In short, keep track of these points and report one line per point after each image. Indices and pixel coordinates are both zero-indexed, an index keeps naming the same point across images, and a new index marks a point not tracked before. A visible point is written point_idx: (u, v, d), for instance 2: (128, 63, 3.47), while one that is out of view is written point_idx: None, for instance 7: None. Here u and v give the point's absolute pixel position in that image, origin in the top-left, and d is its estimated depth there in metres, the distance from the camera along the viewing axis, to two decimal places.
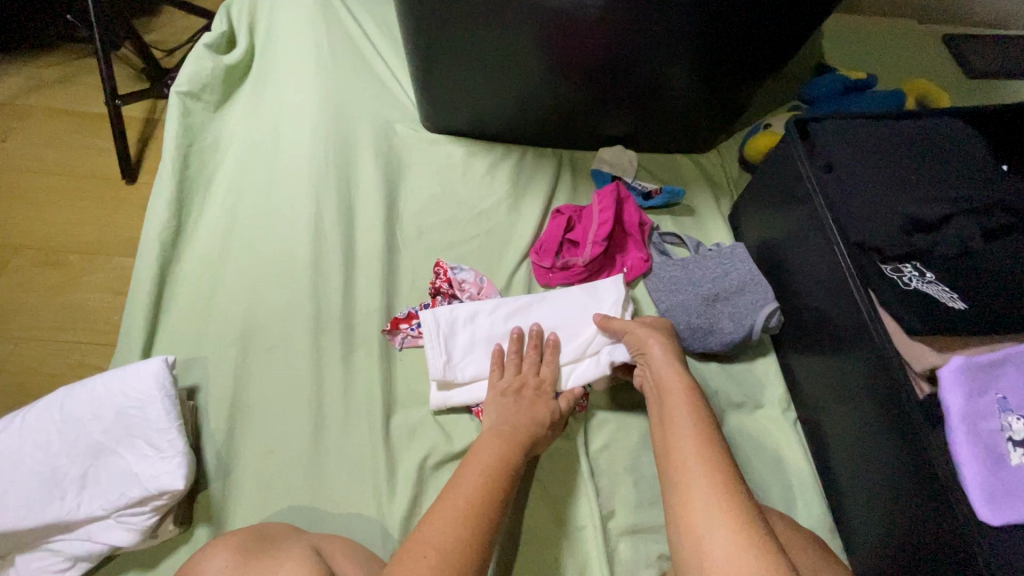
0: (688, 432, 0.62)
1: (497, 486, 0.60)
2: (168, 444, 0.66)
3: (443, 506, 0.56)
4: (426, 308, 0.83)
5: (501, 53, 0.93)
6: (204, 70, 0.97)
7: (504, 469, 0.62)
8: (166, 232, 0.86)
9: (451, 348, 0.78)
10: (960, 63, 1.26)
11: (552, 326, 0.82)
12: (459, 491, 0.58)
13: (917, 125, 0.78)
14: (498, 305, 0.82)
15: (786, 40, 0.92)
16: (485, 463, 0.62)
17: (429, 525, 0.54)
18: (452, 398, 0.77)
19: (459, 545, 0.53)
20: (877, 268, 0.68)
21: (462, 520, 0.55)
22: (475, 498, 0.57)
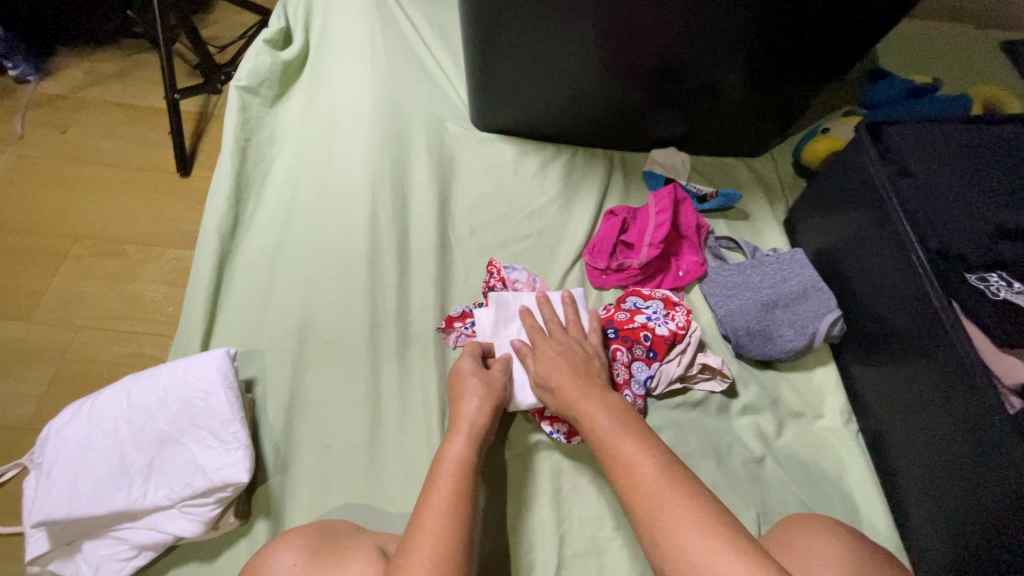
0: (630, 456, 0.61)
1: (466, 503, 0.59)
2: (232, 436, 0.66)
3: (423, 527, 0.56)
4: (480, 306, 0.82)
5: (559, 53, 0.92)
6: (262, 66, 0.98)
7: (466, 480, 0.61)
8: (224, 225, 0.87)
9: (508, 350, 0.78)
10: (1020, 69, 1.23)
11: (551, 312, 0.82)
12: (433, 512, 0.57)
13: (996, 131, 0.75)
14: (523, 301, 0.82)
15: (852, 43, 0.90)
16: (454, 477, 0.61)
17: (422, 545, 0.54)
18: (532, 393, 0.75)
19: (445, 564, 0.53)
20: (961, 277, 0.66)
21: (443, 538, 0.54)
22: (449, 516, 0.57)
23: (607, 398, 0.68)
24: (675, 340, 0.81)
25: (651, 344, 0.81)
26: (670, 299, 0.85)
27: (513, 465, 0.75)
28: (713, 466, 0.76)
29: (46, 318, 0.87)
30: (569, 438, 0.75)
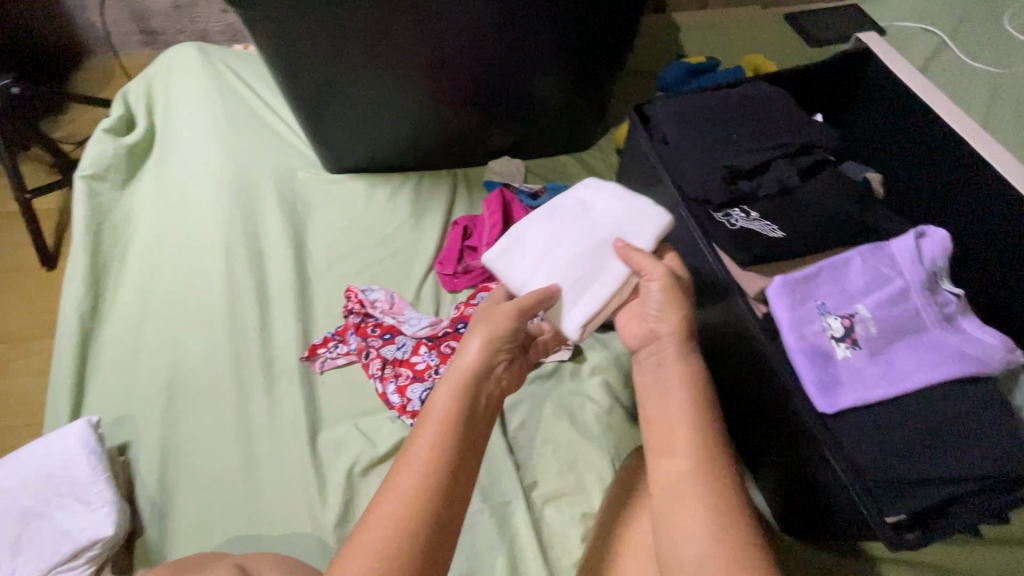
0: (681, 430, 0.58)
1: (457, 446, 0.56)
2: (96, 496, 0.69)
3: (403, 471, 0.53)
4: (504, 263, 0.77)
5: (379, 94, 1.02)
6: (105, 152, 1.04)
7: (459, 421, 0.57)
8: (83, 305, 0.91)
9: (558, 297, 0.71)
10: (803, 35, 1.42)
11: (542, 251, 0.74)
12: (418, 452, 0.54)
13: (738, 91, 0.88)
14: (526, 251, 0.74)
15: (626, 42, 1.04)
16: (448, 414, 0.58)
17: (397, 487, 0.52)
18: (580, 319, 0.69)
19: (423, 519, 0.50)
20: (710, 214, 0.77)
21: (422, 485, 0.52)
22: (433, 457, 0.54)
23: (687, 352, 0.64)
24: None
25: None
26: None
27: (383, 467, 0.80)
28: (568, 427, 0.84)
29: None
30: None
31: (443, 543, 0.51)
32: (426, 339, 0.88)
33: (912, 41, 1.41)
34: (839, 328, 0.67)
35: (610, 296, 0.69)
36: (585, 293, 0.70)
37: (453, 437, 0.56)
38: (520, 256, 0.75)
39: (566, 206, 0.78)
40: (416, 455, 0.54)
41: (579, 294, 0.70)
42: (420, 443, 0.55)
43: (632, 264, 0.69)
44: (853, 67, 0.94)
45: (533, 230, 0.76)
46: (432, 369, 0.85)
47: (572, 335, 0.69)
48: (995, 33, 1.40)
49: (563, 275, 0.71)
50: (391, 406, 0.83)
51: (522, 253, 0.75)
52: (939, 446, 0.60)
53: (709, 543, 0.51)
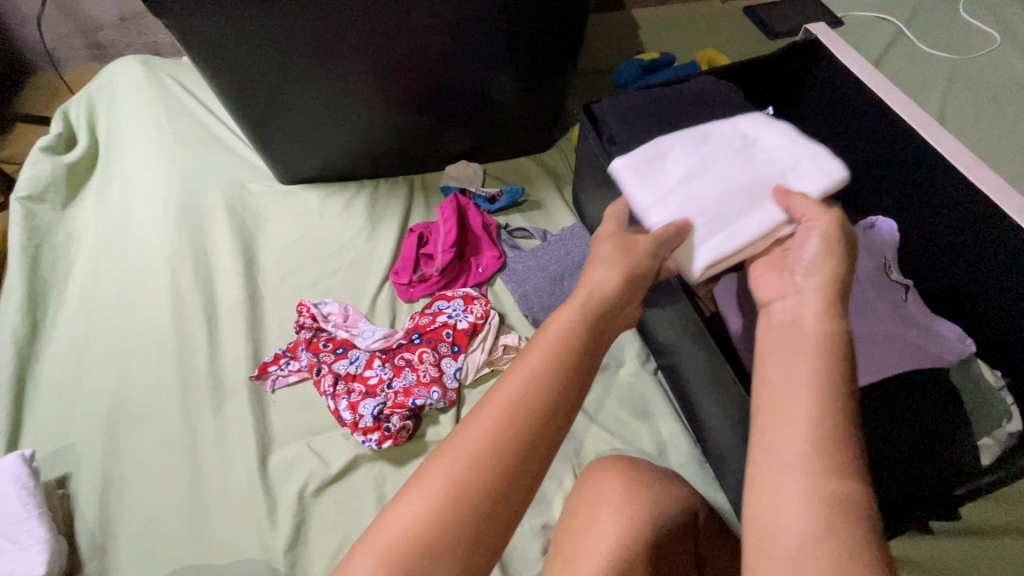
0: (813, 395, 0.39)
1: (564, 382, 0.46)
2: (28, 534, 0.66)
3: (495, 399, 0.44)
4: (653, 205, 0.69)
5: (326, 102, 1.00)
6: (43, 172, 1.00)
7: (575, 358, 0.48)
8: (21, 332, 0.87)
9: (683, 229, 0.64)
10: (761, 28, 1.42)
11: (687, 179, 0.67)
12: (528, 375, 0.45)
13: (686, 86, 0.86)
14: (676, 174, 0.68)
15: (577, 41, 1.02)
16: (565, 344, 0.48)
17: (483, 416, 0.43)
18: (708, 260, 0.61)
19: (509, 457, 0.41)
20: None
21: (516, 417, 0.43)
22: (535, 390, 0.44)
23: (829, 312, 0.44)
24: (475, 330, 0.88)
25: (454, 338, 0.87)
26: (469, 295, 0.92)
27: (336, 487, 0.77)
28: None
29: None
30: (381, 443, 0.78)
31: (524, 488, 0.41)
32: (380, 351, 0.86)
33: (872, 30, 1.41)
34: None
35: (751, 241, 0.60)
36: (722, 230, 0.62)
37: (562, 373, 0.46)
38: (676, 179, 0.67)
39: (717, 135, 0.72)
40: (519, 379, 0.45)
41: (711, 229, 0.62)
42: (527, 369, 0.46)
43: (791, 206, 0.58)
44: (803, 58, 0.93)
45: (680, 152, 0.70)
46: (385, 383, 0.82)
47: (699, 270, 0.61)
48: (950, 19, 1.41)
49: (695, 207, 0.64)
50: (344, 424, 0.81)
51: (670, 177, 0.68)
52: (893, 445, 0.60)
53: (806, 542, 0.34)
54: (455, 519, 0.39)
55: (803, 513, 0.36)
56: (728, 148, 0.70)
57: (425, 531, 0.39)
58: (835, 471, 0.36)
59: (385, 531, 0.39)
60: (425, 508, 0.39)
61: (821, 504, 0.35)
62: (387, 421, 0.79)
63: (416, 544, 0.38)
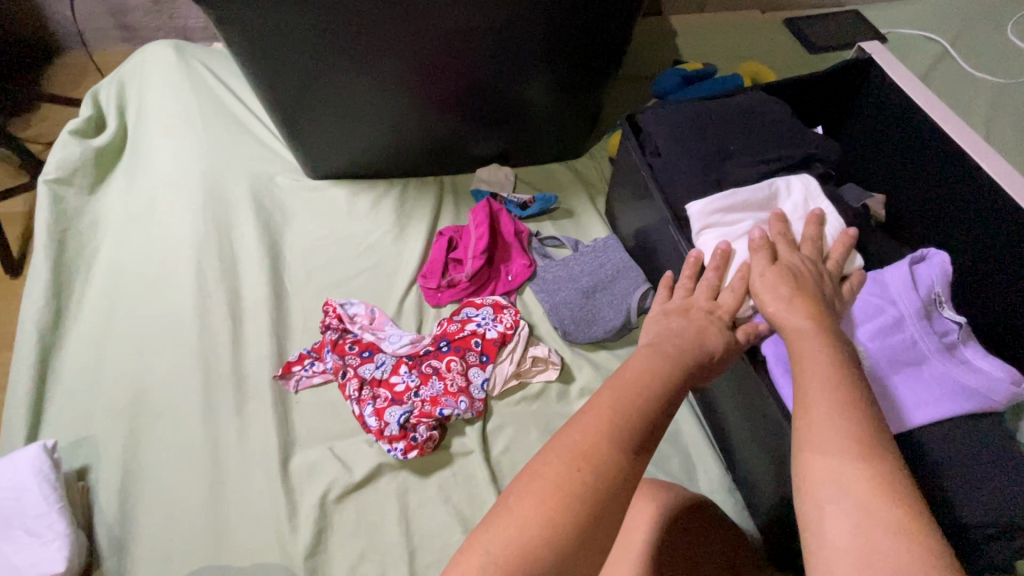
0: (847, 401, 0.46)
1: (646, 406, 0.48)
2: (47, 529, 0.65)
3: (575, 425, 0.46)
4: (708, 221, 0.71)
5: (360, 97, 0.98)
6: (72, 155, 0.98)
7: (655, 384, 0.50)
8: (44, 317, 0.85)
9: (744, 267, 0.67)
10: (802, 41, 1.39)
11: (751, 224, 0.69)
12: (607, 400, 0.48)
13: (735, 101, 0.84)
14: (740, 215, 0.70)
15: (617, 48, 1.00)
16: (641, 373, 0.51)
17: (566, 439, 0.45)
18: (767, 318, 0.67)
19: (601, 472, 0.42)
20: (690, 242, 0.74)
21: (602, 434, 0.44)
22: (618, 413, 0.46)
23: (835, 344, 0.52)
24: (504, 340, 0.86)
25: (483, 348, 0.85)
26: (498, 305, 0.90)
27: (361, 494, 0.76)
28: None
29: None
30: (406, 453, 0.76)
31: (623, 493, 0.43)
32: (406, 357, 0.85)
33: (915, 49, 1.38)
34: None
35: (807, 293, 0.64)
36: None
37: (652, 385, 0.50)
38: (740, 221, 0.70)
39: (782, 188, 0.72)
40: (600, 403, 0.47)
41: None
42: (607, 397, 0.48)
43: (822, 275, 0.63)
44: (854, 79, 0.91)
45: (750, 199, 0.71)
46: (412, 392, 0.81)
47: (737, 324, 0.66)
48: (998, 41, 1.37)
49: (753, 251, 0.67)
50: (367, 429, 0.79)
51: (735, 218, 0.70)
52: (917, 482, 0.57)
53: (851, 516, 0.39)
54: (559, 530, 0.39)
55: (841, 499, 0.40)
56: (789, 207, 0.71)
57: (527, 548, 0.38)
58: (872, 465, 0.41)
59: (491, 548, 0.39)
60: (520, 529, 0.39)
61: (854, 492, 0.40)
62: (413, 430, 0.77)
63: (515, 562, 0.38)
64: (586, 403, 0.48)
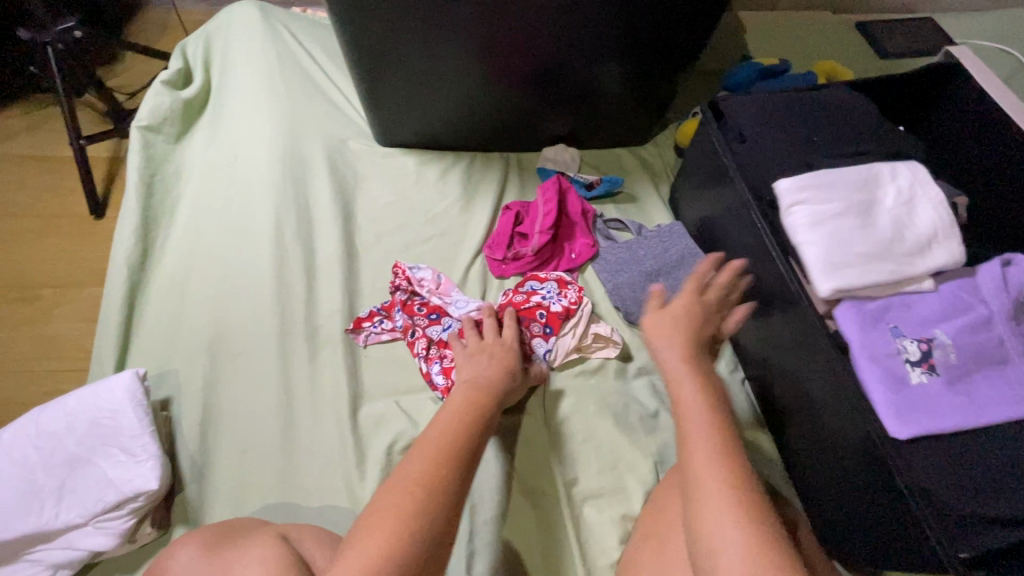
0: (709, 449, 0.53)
1: (467, 433, 0.61)
2: (142, 449, 0.69)
3: (414, 456, 0.57)
4: (808, 195, 0.69)
5: (440, 69, 0.99)
6: (162, 105, 1.04)
7: (475, 413, 0.64)
8: (133, 256, 0.91)
9: (841, 244, 0.66)
10: (873, 45, 1.37)
11: (850, 205, 0.69)
12: (433, 436, 0.60)
13: (819, 95, 0.84)
14: (842, 194, 0.69)
15: (699, 38, 1.00)
16: (457, 410, 0.65)
17: (410, 467, 0.56)
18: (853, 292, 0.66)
19: (441, 488, 0.54)
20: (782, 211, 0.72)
21: (436, 461, 0.56)
22: (447, 442, 0.59)
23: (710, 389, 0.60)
24: (569, 315, 0.87)
25: (547, 320, 0.86)
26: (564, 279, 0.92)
27: None
28: (611, 426, 0.83)
29: None
30: None
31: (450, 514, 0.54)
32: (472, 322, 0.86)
33: (991, 61, 1.35)
34: (915, 352, 0.63)
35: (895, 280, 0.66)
36: (874, 270, 0.65)
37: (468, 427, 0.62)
38: (840, 199, 0.69)
39: (886, 173, 0.72)
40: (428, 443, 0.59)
41: (866, 264, 0.65)
42: (435, 432, 0.61)
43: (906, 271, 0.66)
44: (940, 84, 0.90)
45: (847, 179, 0.70)
46: None
47: (819, 294, 0.65)
48: None
49: (851, 231, 0.67)
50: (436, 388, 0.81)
51: (837, 195, 0.69)
52: (1005, 497, 0.57)
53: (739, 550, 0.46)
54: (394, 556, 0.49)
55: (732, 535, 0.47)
56: (891, 192, 0.71)
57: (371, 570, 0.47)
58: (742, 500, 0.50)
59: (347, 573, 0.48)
60: (383, 545, 0.49)
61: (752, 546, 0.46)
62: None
63: None
64: (420, 438, 0.60)
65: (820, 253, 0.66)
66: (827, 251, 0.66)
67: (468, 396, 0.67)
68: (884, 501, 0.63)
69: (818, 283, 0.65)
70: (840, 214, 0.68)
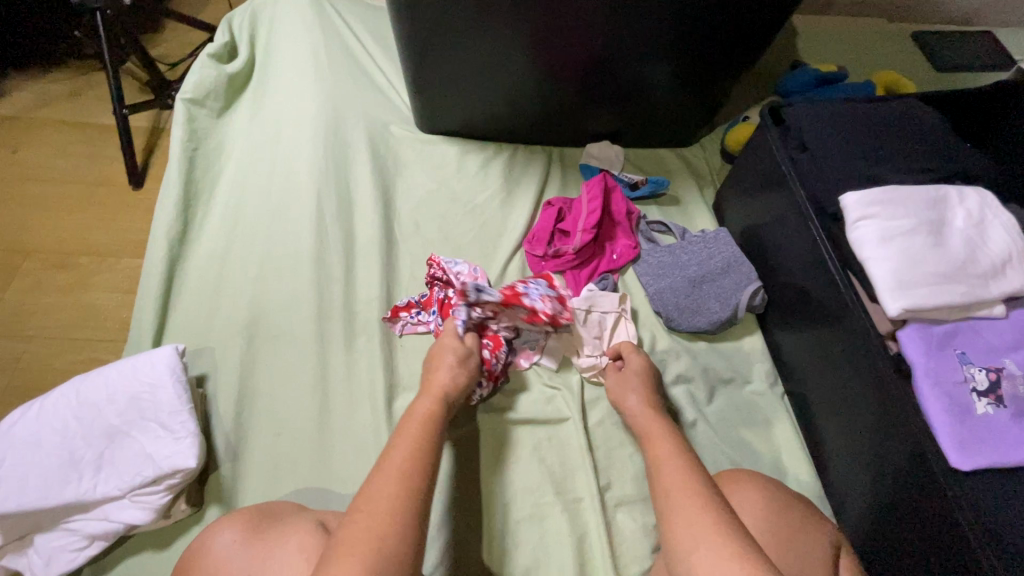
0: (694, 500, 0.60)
1: (429, 451, 0.62)
2: (180, 426, 0.69)
3: (381, 474, 0.58)
4: (874, 212, 0.68)
5: (490, 58, 0.97)
6: (207, 78, 1.03)
7: (432, 427, 0.65)
8: (173, 230, 0.90)
9: (910, 263, 0.64)
10: (930, 56, 1.32)
11: (920, 224, 0.67)
12: (396, 454, 0.61)
13: (886, 106, 0.82)
14: (910, 212, 0.67)
15: (759, 41, 0.96)
16: (417, 428, 0.65)
17: (378, 486, 0.57)
18: (921, 313, 0.64)
19: (407, 501, 0.55)
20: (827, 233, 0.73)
21: (403, 480, 0.57)
22: (410, 465, 0.59)
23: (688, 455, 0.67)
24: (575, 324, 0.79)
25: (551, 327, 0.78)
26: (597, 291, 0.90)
27: (460, 441, 0.79)
28: None
29: None
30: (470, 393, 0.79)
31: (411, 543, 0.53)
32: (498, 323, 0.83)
33: None
34: (982, 381, 0.63)
35: (965, 303, 0.64)
36: (945, 292, 0.63)
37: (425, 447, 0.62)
38: (908, 218, 0.67)
39: (954, 195, 0.70)
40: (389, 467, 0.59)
41: (937, 285, 0.63)
42: (400, 451, 0.61)
43: (977, 294, 0.64)
44: (1013, 103, 0.87)
45: (914, 196, 0.69)
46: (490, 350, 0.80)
47: (888, 313, 0.64)
48: None
49: (920, 250, 0.65)
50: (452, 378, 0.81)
51: (904, 214, 0.67)
52: None
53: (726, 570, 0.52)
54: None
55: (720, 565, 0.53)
56: (961, 213, 0.69)
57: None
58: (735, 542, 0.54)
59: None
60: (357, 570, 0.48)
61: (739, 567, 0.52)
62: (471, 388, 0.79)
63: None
64: (384, 457, 0.61)
65: (890, 270, 0.64)
66: (897, 268, 0.64)
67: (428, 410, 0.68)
68: (935, 534, 0.62)
69: (887, 302, 0.64)
70: (910, 231, 0.66)
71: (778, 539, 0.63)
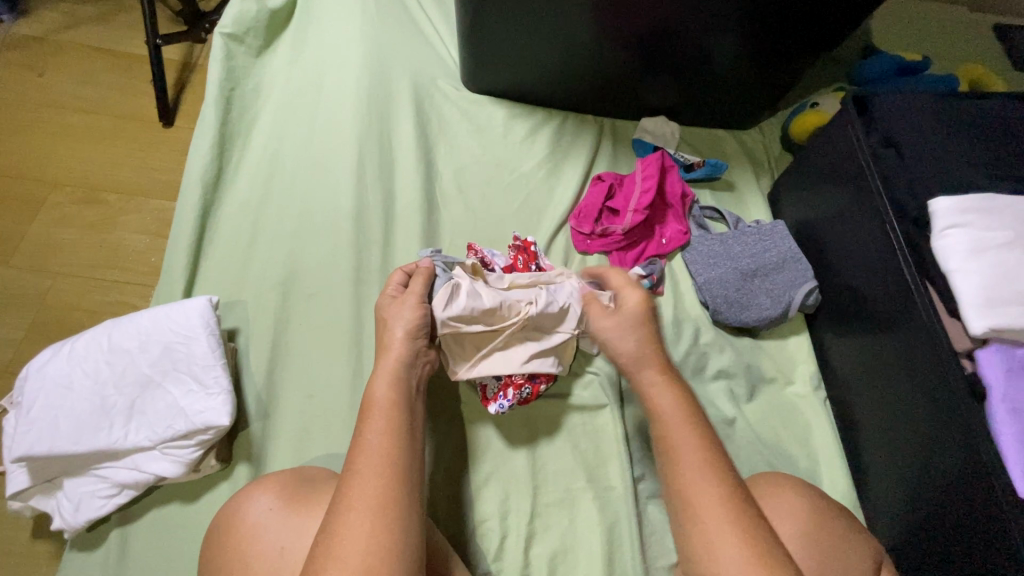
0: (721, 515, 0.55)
1: (403, 442, 0.57)
2: (214, 381, 0.66)
3: (362, 477, 0.53)
4: (966, 223, 0.66)
5: (553, 18, 0.90)
6: (248, 13, 0.97)
7: (397, 415, 0.59)
8: (207, 175, 0.87)
9: (1000, 279, 0.63)
10: (1011, 51, 1.23)
11: (1014, 240, 0.65)
12: (373, 449, 0.55)
13: (980, 109, 0.77)
14: (1004, 228, 0.65)
15: (847, 23, 0.89)
16: (384, 418, 0.58)
17: (359, 492, 0.52)
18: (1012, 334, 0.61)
19: (395, 507, 0.52)
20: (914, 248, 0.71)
21: (382, 488, 0.53)
22: (391, 463, 0.55)
23: None
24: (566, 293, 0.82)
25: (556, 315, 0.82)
26: (644, 276, 0.86)
27: (493, 419, 0.77)
28: None
29: (23, 265, 0.90)
30: (511, 400, 0.73)
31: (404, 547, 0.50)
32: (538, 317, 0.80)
33: None
34: None
35: None
36: None
37: (399, 442, 0.57)
38: (1002, 233, 0.65)
39: None
40: (368, 466, 0.54)
41: None
42: (371, 444, 0.56)
43: None
44: None
45: (1011, 209, 0.67)
46: None
47: (971, 330, 0.62)
48: None
49: (1011, 267, 0.63)
50: (488, 395, 0.74)
51: (999, 228, 0.65)
52: None
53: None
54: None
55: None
56: None
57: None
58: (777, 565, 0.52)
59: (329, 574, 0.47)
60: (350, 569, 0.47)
61: None
62: (500, 395, 0.74)
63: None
64: (353, 453, 0.56)
65: (977, 284, 0.63)
66: (986, 284, 0.63)
67: (391, 392, 0.61)
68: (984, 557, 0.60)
69: (971, 320, 0.62)
70: (1000, 246, 0.65)
71: (821, 548, 0.61)
